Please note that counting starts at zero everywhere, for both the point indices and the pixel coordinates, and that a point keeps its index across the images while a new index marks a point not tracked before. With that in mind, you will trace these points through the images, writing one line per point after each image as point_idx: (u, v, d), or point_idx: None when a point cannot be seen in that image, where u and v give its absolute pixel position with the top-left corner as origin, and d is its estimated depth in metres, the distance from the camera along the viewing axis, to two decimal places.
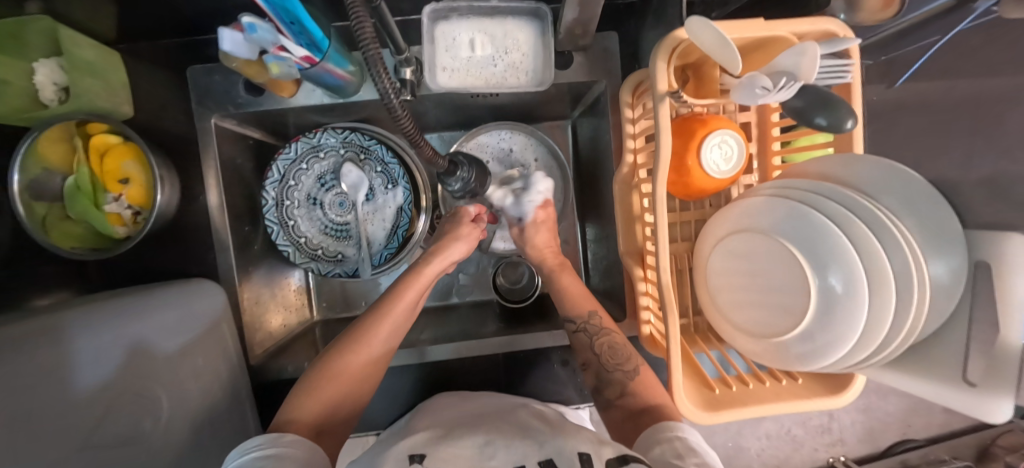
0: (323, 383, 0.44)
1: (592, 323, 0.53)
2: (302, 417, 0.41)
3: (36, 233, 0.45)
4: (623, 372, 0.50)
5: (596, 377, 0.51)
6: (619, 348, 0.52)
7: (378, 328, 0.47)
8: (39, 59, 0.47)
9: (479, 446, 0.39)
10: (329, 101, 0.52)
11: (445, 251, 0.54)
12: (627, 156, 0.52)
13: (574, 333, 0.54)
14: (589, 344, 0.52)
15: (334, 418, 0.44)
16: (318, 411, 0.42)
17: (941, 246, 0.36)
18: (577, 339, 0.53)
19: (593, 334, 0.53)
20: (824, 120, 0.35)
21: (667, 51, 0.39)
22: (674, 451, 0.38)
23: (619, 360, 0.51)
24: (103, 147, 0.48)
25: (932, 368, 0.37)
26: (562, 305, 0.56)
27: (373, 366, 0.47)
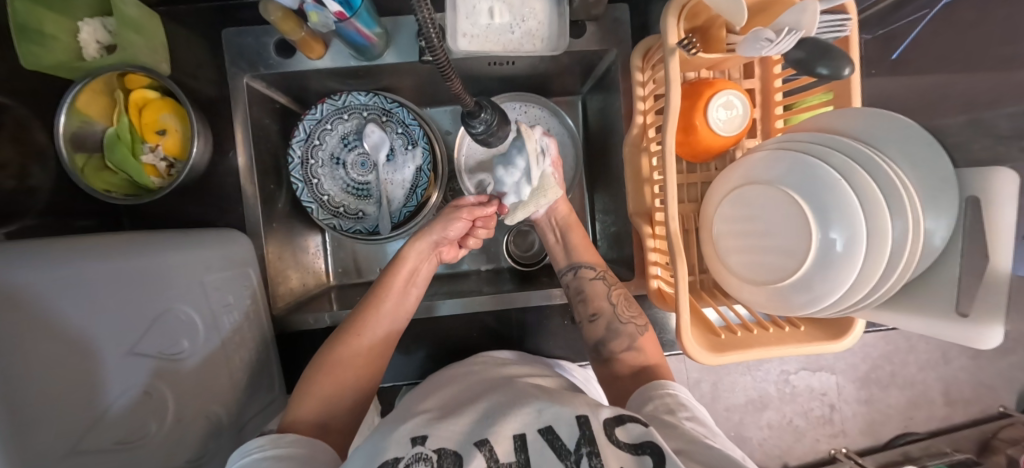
0: (321, 380, 0.45)
1: (608, 274, 0.56)
2: (303, 415, 0.42)
3: (79, 178, 0.48)
4: (634, 325, 0.52)
5: (606, 328, 0.52)
6: (632, 301, 0.55)
7: (366, 322, 0.48)
8: (85, 18, 0.51)
9: (477, 419, 0.38)
10: (355, 63, 0.55)
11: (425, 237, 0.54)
12: (637, 117, 0.54)
13: (590, 279, 0.56)
14: (605, 293, 0.54)
15: (337, 416, 0.44)
16: (315, 408, 0.43)
17: (938, 189, 0.37)
18: (592, 287, 0.55)
19: (609, 284, 0.56)
20: (825, 69, 0.38)
21: (677, 8, 0.42)
22: (666, 406, 0.40)
23: (632, 313, 0.53)
24: (141, 100, 0.51)
25: (928, 304, 0.39)
26: (579, 254, 0.58)
27: (368, 362, 0.48)
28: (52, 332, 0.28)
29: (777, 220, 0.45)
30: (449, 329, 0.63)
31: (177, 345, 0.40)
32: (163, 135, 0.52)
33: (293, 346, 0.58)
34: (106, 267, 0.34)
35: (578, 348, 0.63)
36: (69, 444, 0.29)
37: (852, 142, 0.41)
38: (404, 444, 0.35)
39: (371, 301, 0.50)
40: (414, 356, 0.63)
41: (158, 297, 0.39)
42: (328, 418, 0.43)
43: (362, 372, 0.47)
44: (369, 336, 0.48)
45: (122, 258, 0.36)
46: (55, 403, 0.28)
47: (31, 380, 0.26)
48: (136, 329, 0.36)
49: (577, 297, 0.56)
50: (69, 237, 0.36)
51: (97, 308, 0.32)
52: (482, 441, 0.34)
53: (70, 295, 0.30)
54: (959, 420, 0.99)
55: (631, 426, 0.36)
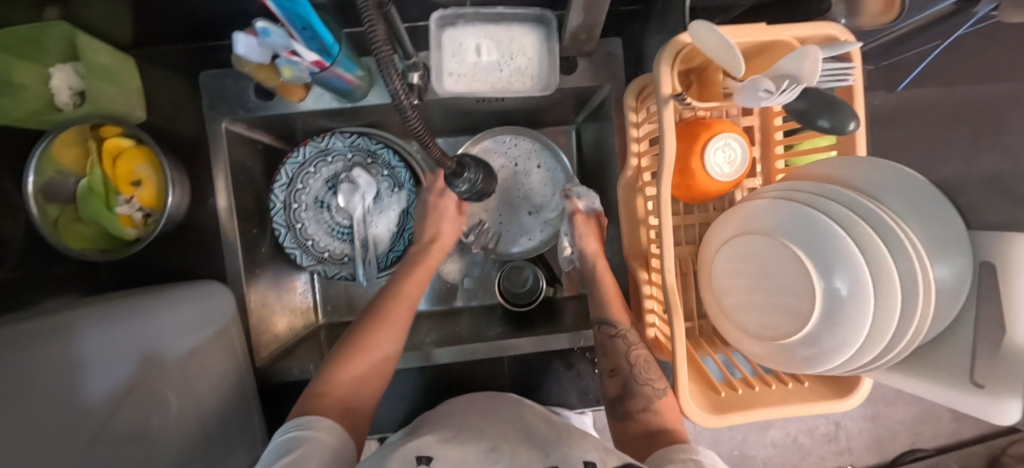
0: (341, 366, 0.42)
1: (632, 333, 0.52)
2: (331, 392, 0.40)
3: (49, 234, 0.46)
4: (652, 387, 0.49)
5: (621, 386, 0.50)
6: (655, 363, 0.51)
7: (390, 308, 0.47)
8: (58, 64, 0.49)
9: (482, 451, 0.35)
10: (337, 105, 0.53)
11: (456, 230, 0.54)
12: (631, 159, 0.52)
13: (612, 337, 0.53)
14: (626, 352, 0.51)
15: (364, 399, 0.41)
16: (344, 390, 0.41)
17: (947, 248, 0.35)
18: (613, 345, 0.52)
19: (632, 343, 0.52)
20: (827, 122, 0.36)
21: (671, 55, 0.39)
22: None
23: (652, 375, 0.50)
24: (115, 150, 0.49)
25: (939, 373, 0.36)
26: (603, 308, 0.55)
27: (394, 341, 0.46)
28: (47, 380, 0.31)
29: (781, 268, 0.42)
30: (441, 372, 0.61)
31: (146, 421, 0.38)
32: (138, 186, 0.50)
33: (278, 396, 0.56)
34: (105, 332, 0.37)
35: (574, 390, 0.61)
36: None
37: (853, 194, 0.39)
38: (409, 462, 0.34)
39: (387, 295, 0.49)
40: (406, 399, 0.61)
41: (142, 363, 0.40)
42: (354, 401, 0.40)
43: (388, 361, 0.45)
44: (396, 317, 0.47)
45: (136, 319, 0.41)
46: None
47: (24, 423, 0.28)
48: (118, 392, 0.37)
49: (598, 350, 0.54)
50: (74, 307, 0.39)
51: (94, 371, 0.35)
52: None
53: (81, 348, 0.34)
54: (966, 435, 0.97)
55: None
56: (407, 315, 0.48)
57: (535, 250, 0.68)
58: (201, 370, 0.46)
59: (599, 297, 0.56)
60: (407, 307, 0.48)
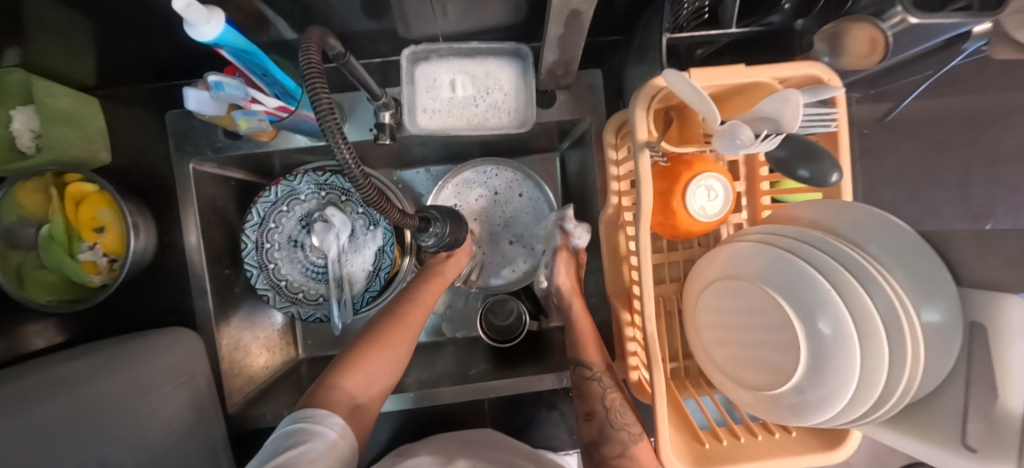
0: (357, 362, 0.45)
1: (607, 375, 0.50)
2: (343, 386, 0.43)
3: (6, 285, 0.44)
4: (627, 432, 0.47)
5: (597, 431, 0.48)
6: (629, 406, 0.49)
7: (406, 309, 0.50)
8: (18, 106, 0.47)
9: None
10: (309, 144, 0.51)
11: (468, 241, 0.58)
12: (611, 197, 0.51)
13: (587, 380, 0.51)
14: (601, 395, 0.49)
15: (370, 396, 0.45)
16: (356, 383, 0.44)
17: (933, 303, 0.34)
18: (588, 387, 0.50)
19: (608, 385, 0.50)
20: (807, 172, 0.34)
21: (646, 98, 0.38)
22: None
23: (627, 419, 0.48)
24: (79, 195, 0.48)
25: (930, 433, 0.35)
26: (577, 349, 0.53)
27: (405, 345, 0.49)
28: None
29: (763, 311, 0.41)
30: (422, 411, 0.60)
31: None
32: (102, 232, 0.48)
33: (253, 443, 0.54)
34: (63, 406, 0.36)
35: (561, 429, 0.59)
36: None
37: (836, 242, 0.38)
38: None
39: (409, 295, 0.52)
40: (387, 440, 0.59)
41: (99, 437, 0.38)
42: (362, 397, 0.44)
43: (399, 359, 0.48)
44: (411, 321, 0.50)
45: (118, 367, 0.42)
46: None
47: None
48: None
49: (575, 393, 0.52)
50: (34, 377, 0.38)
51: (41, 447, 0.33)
52: None
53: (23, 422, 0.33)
54: None
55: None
56: (421, 318, 0.52)
57: (516, 281, 0.67)
58: (162, 426, 0.44)
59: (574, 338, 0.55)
60: (423, 310, 0.52)
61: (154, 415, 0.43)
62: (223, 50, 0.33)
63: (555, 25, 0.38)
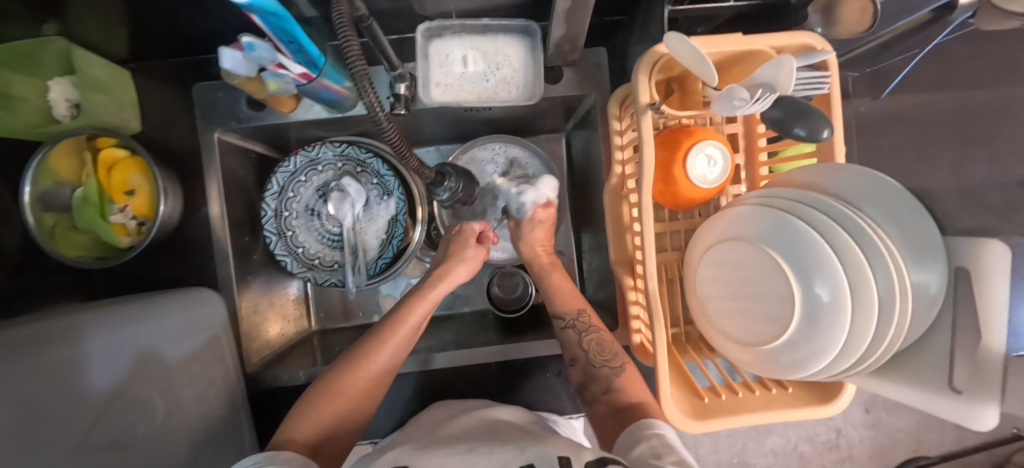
0: (320, 405, 0.44)
1: (581, 320, 0.54)
2: (300, 437, 0.41)
3: (44, 242, 0.47)
4: (609, 368, 0.50)
5: (582, 373, 0.52)
6: (607, 344, 0.52)
7: (380, 352, 0.48)
8: (54, 76, 0.50)
9: (461, 453, 0.38)
10: (327, 115, 0.54)
11: (449, 274, 0.56)
12: (615, 167, 0.53)
13: (562, 330, 0.55)
14: (576, 341, 0.53)
15: (332, 440, 0.44)
16: (315, 432, 0.43)
17: (923, 251, 0.36)
18: (565, 336, 0.54)
19: (582, 331, 0.53)
20: (802, 130, 0.36)
21: (648, 65, 0.40)
22: (653, 449, 0.38)
23: (606, 356, 0.51)
24: (111, 161, 0.50)
25: (919, 379, 0.36)
26: (552, 303, 0.57)
27: (375, 385, 0.48)
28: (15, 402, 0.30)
29: (762, 275, 0.43)
30: (431, 379, 0.61)
31: (132, 428, 0.40)
32: (132, 195, 0.51)
33: (268, 403, 0.56)
34: (82, 348, 0.38)
35: (565, 397, 0.61)
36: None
37: (830, 201, 0.40)
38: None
39: (385, 329, 0.50)
40: (397, 405, 0.62)
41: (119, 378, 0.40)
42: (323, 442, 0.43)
43: (367, 398, 0.47)
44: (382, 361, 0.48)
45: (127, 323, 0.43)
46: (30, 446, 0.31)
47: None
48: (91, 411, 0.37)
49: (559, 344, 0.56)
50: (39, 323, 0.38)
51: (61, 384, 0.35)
52: None
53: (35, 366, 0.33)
54: (971, 442, 0.95)
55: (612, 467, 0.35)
56: (395, 354, 0.49)
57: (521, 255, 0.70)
58: (188, 374, 0.46)
59: (548, 292, 0.59)
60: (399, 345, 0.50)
61: (176, 365, 0.45)
62: (255, 16, 0.35)
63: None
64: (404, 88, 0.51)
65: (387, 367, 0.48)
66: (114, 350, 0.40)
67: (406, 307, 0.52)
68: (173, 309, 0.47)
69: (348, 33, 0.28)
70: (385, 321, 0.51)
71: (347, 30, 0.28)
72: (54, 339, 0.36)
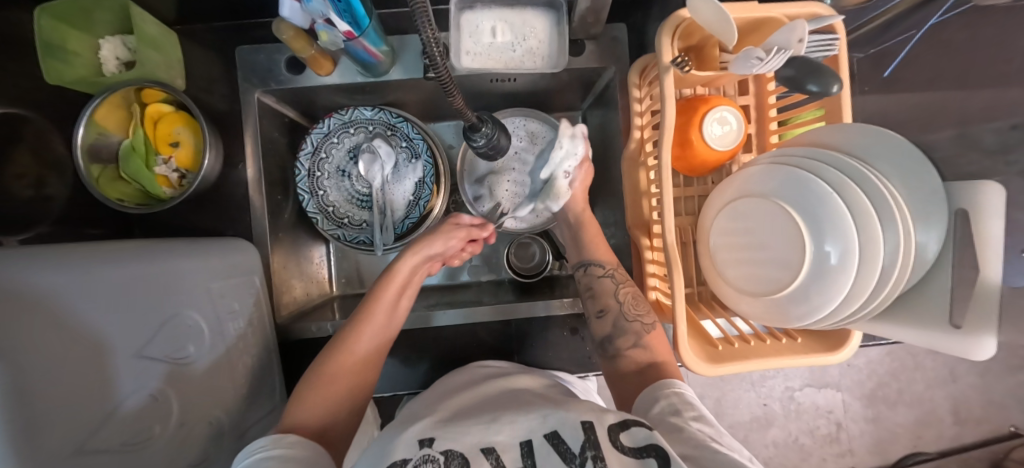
0: (315, 392, 0.44)
1: (619, 272, 0.57)
2: (303, 422, 0.41)
3: (93, 187, 0.50)
4: (641, 323, 0.52)
5: (612, 325, 0.53)
6: (642, 299, 0.54)
7: (359, 333, 0.48)
8: (106, 36, 0.54)
9: (485, 422, 0.39)
10: (362, 79, 0.57)
11: (418, 247, 0.55)
12: (634, 132, 0.56)
13: (599, 276, 0.57)
14: (613, 290, 0.55)
15: (336, 423, 0.43)
16: (318, 415, 0.42)
17: (926, 198, 0.39)
18: (601, 285, 0.56)
19: (619, 281, 0.56)
20: (815, 86, 0.39)
21: (671, 29, 0.43)
22: (671, 406, 0.40)
23: (640, 311, 0.53)
24: (157, 115, 0.53)
25: (920, 319, 0.39)
26: (592, 251, 0.60)
27: (366, 365, 0.47)
28: (68, 322, 0.29)
29: (770, 234, 0.46)
30: (451, 341, 0.63)
31: (184, 349, 0.40)
32: (176, 147, 0.53)
33: (294, 356, 0.58)
34: (125, 272, 0.36)
35: (578, 359, 0.63)
36: (73, 445, 0.29)
37: (840, 155, 0.43)
38: (413, 446, 0.38)
39: (363, 310, 0.50)
40: (415, 365, 0.63)
41: (165, 301, 0.39)
42: (328, 425, 0.42)
43: (361, 377, 0.47)
44: (364, 341, 0.48)
45: (141, 260, 0.38)
46: (84, 376, 0.30)
47: (46, 364, 0.26)
48: (150, 330, 0.37)
49: (587, 293, 0.58)
50: (76, 243, 0.36)
51: (110, 301, 0.33)
52: (489, 448, 0.36)
53: (84, 284, 0.31)
54: (969, 440, 0.97)
55: (635, 430, 0.36)
56: (379, 330, 0.49)
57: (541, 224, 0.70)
58: (229, 313, 0.48)
59: (583, 241, 0.62)
60: (381, 322, 0.50)
61: (218, 304, 0.46)
62: None
63: None
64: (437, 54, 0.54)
65: (373, 344, 0.49)
66: (149, 291, 0.38)
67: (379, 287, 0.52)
68: (214, 253, 0.48)
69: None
70: (359, 306, 0.51)
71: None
72: (76, 258, 0.34)
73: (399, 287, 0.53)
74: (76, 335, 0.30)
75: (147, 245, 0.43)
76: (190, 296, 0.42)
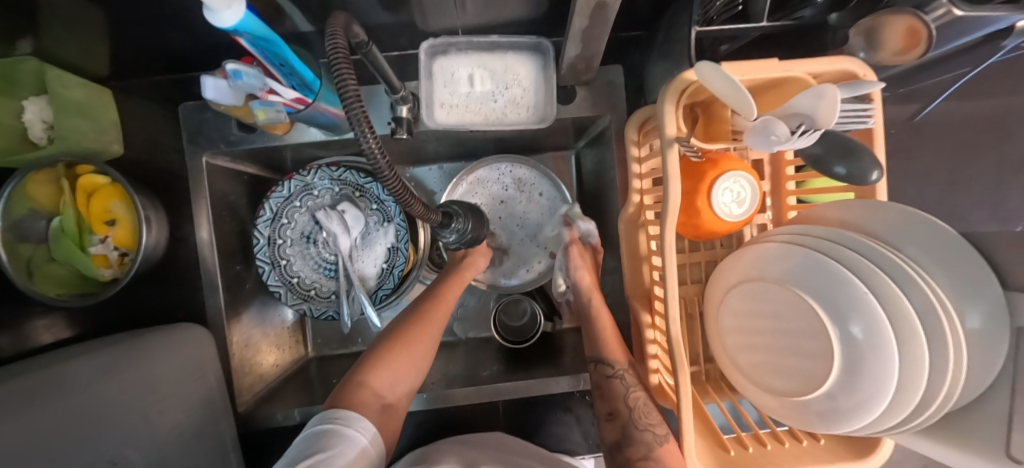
0: (391, 355, 0.47)
1: (630, 372, 0.49)
2: (370, 382, 0.44)
3: (17, 276, 0.44)
4: (653, 433, 0.45)
5: (620, 431, 0.47)
6: (653, 406, 0.47)
7: (431, 309, 0.52)
8: (30, 97, 0.46)
9: None
10: (324, 138, 0.50)
11: (468, 265, 0.56)
12: (633, 196, 0.50)
13: (607, 378, 0.50)
14: (624, 395, 0.48)
15: (395, 392, 0.46)
16: (382, 380, 0.45)
17: (972, 303, 0.33)
18: (610, 386, 0.49)
19: (631, 384, 0.49)
20: (843, 169, 0.33)
21: (676, 93, 0.36)
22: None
23: (650, 419, 0.46)
24: (91, 188, 0.47)
25: (970, 442, 0.33)
26: (602, 345, 0.52)
27: (426, 347, 0.49)
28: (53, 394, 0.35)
29: (787, 314, 0.39)
30: (438, 412, 0.58)
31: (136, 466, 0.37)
32: (113, 226, 0.48)
33: (263, 440, 0.54)
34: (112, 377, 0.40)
35: (575, 432, 0.57)
36: None
37: (867, 240, 0.37)
38: None
39: (436, 291, 0.54)
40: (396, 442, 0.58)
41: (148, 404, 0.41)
42: (388, 393, 0.45)
43: (427, 354, 0.49)
44: (433, 321, 0.51)
45: (125, 365, 0.41)
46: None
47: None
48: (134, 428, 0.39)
49: (595, 391, 0.51)
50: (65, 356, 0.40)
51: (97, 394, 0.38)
52: None
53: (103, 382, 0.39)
54: None
55: None
56: (441, 318, 0.52)
57: (531, 282, 0.66)
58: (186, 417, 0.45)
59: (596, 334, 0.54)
60: (443, 311, 0.52)
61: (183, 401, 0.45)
62: (242, 37, 0.32)
63: (580, 18, 0.36)
64: (406, 110, 0.48)
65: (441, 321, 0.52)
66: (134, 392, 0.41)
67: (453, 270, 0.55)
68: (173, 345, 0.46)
69: (340, 55, 0.25)
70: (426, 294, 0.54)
71: (340, 54, 0.25)
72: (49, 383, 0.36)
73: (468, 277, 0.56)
74: (67, 396, 0.35)
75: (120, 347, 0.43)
76: (160, 397, 0.43)
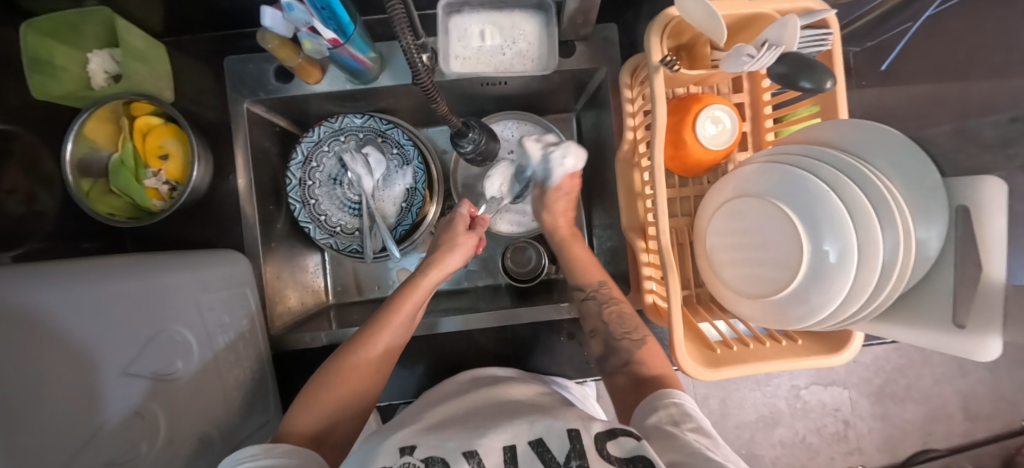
0: (324, 392, 0.45)
1: (602, 291, 0.56)
2: (299, 428, 0.42)
3: (83, 201, 0.50)
4: (630, 340, 0.51)
5: (603, 345, 0.52)
6: (626, 317, 0.53)
7: (375, 340, 0.48)
8: (94, 49, 0.53)
9: (469, 431, 0.38)
10: (351, 87, 0.57)
11: (439, 262, 0.56)
12: (627, 133, 0.55)
13: (583, 300, 0.56)
14: (597, 311, 0.54)
15: (334, 429, 0.44)
16: (314, 421, 0.43)
17: (926, 201, 0.37)
18: (586, 307, 0.56)
19: (604, 301, 0.55)
20: (808, 83, 0.38)
21: (659, 27, 0.42)
22: (670, 417, 0.38)
23: (627, 328, 0.52)
24: (146, 128, 0.53)
25: (924, 319, 0.38)
26: (573, 276, 0.59)
27: (370, 379, 0.48)
28: (51, 347, 0.29)
29: (768, 234, 0.44)
30: (447, 347, 0.63)
31: (172, 366, 0.40)
32: (165, 160, 0.53)
33: (288, 365, 0.59)
34: (108, 286, 0.36)
35: (573, 363, 0.62)
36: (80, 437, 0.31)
37: (836, 153, 0.41)
38: (393, 454, 0.36)
39: (382, 317, 0.50)
40: (409, 374, 0.63)
41: (155, 316, 0.40)
42: (325, 430, 0.43)
43: (369, 385, 0.47)
44: (377, 353, 0.48)
45: (127, 276, 0.39)
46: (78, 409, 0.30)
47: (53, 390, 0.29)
48: (135, 345, 0.37)
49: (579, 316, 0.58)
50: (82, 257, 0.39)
51: (104, 322, 0.34)
52: (471, 452, 0.35)
53: (101, 293, 0.35)
54: (980, 435, 0.91)
55: (624, 440, 0.35)
56: (388, 349, 0.49)
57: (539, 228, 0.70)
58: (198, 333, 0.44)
59: (570, 265, 0.61)
60: (388, 341, 0.49)
61: (183, 321, 0.43)
62: None
63: None
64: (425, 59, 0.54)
65: (390, 342, 0.49)
66: (133, 308, 0.38)
67: (401, 293, 0.53)
68: (185, 270, 0.45)
69: None
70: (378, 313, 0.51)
71: None
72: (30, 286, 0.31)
73: (417, 300, 0.53)
74: (81, 295, 0.33)
75: (130, 260, 0.42)
76: (160, 308, 0.41)
